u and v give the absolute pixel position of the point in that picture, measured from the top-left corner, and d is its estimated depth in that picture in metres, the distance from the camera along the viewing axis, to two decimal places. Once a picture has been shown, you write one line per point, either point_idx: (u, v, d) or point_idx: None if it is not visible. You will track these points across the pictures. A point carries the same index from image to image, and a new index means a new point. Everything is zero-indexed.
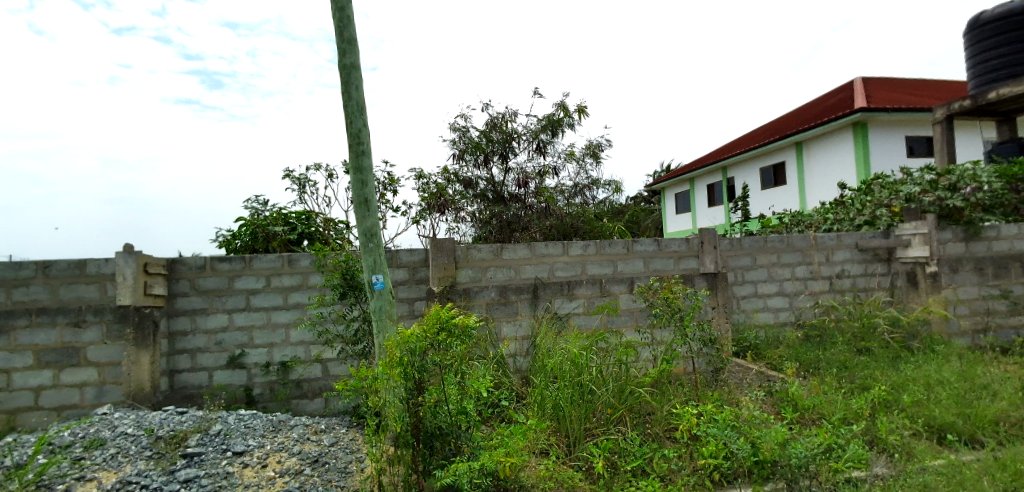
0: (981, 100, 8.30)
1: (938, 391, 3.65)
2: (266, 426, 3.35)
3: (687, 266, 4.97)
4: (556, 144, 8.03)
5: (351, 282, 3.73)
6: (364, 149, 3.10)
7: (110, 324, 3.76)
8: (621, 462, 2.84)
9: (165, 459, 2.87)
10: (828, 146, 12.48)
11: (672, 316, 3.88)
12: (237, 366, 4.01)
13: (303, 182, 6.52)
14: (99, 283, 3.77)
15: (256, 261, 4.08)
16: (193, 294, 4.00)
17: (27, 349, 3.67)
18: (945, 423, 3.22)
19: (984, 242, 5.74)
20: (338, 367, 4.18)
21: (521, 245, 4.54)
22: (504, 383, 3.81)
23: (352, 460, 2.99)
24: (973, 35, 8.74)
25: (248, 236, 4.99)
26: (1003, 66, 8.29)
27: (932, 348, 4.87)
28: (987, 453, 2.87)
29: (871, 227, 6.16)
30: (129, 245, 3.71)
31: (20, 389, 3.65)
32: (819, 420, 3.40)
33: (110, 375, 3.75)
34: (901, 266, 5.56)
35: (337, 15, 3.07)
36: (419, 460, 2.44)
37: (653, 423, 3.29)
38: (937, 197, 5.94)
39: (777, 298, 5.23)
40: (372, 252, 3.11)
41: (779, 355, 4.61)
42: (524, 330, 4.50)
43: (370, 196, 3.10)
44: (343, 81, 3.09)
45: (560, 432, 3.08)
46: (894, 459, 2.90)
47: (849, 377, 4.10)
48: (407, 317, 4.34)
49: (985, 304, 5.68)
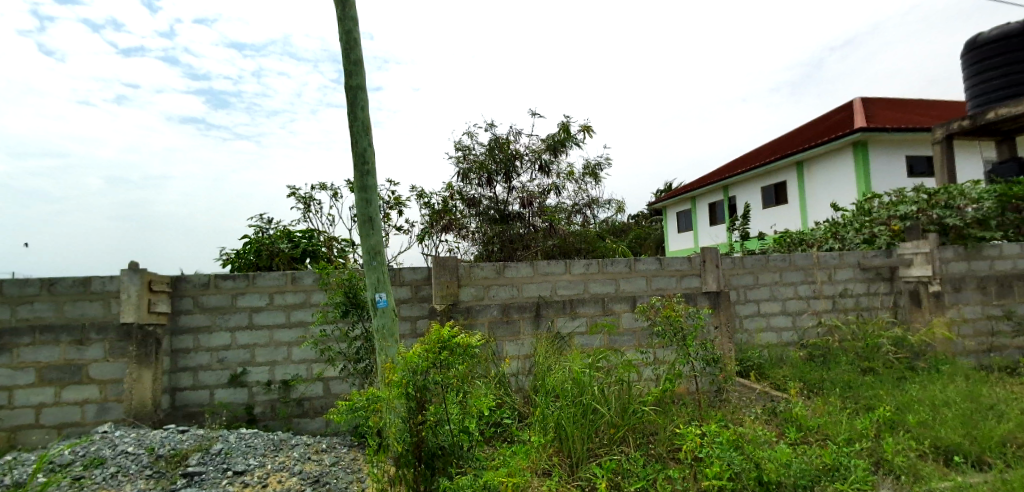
0: (979, 120, 8.37)
1: (943, 412, 3.62)
2: (267, 445, 3.34)
3: (689, 284, 4.96)
4: (558, 164, 8.11)
5: (353, 300, 3.76)
6: (367, 168, 3.14)
7: (113, 341, 3.77)
8: (624, 482, 2.80)
9: (165, 478, 2.87)
10: (829, 166, 12.54)
11: (674, 335, 3.87)
12: (238, 384, 4.01)
13: (308, 200, 6.57)
14: (103, 301, 3.79)
15: (259, 279, 4.10)
16: (196, 312, 4.01)
17: (30, 366, 3.68)
18: (951, 444, 3.18)
19: (986, 261, 5.73)
20: (340, 386, 4.17)
21: (523, 263, 4.56)
22: (506, 402, 3.81)
23: (353, 479, 2.96)
24: (971, 57, 8.86)
25: (251, 254, 5.03)
26: (1000, 87, 8.38)
27: (937, 368, 4.84)
28: (995, 475, 2.84)
29: (870, 245, 6.21)
30: (135, 263, 3.74)
31: (22, 407, 3.65)
32: (824, 440, 3.36)
33: (112, 392, 3.75)
34: (903, 285, 5.55)
35: (344, 38, 3.14)
36: (420, 481, 2.42)
37: (656, 443, 3.27)
38: (934, 216, 6.02)
39: (780, 317, 5.22)
40: (376, 270, 3.12)
41: (782, 375, 4.59)
42: (526, 349, 4.50)
43: (374, 214, 3.13)
44: (349, 101, 3.15)
45: (563, 451, 3.06)
46: (900, 481, 2.86)
47: (853, 397, 4.07)
48: (409, 335, 4.35)
49: (989, 323, 5.66)
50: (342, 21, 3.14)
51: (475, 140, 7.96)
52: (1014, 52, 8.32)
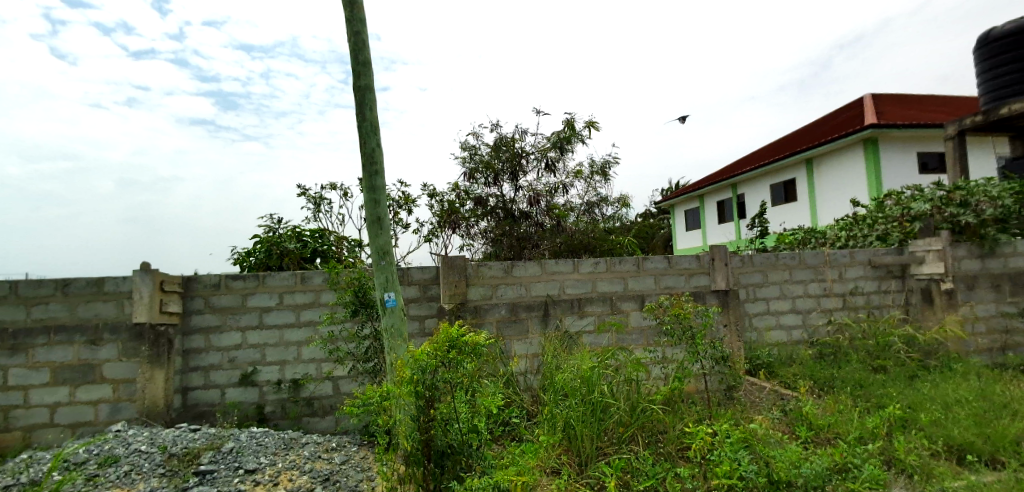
0: (991, 116, 8.30)
1: (956, 411, 3.58)
2: (277, 444, 3.36)
3: (698, 283, 4.94)
4: (565, 162, 8.10)
5: (363, 299, 3.80)
6: (376, 169, 3.16)
7: (126, 342, 3.82)
8: (633, 481, 2.80)
9: (178, 476, 2.90)
10: (839, 162, 12.42)
11: (683, 334, 3.89)
12: (249, 383, 4.04)
13: (318, 200, 6.61)
14: (116, 301, 3.84)
15: (269, 279, 4.13)
16: (207, 312, 4.04)
17: (44, 367, 3.73)
18: (964, 443, 3.15)
19: (1000, 259, 5.67)
20: (349, 385, 4.19)
21: (531, 262, 4.55)
22: (514, 401, 3.82)
23: (363, 478, 2.98)
24: (984, 51, 8.73)
25: (262, 254, 5.08)
26: (1013, 82, 8.26)
27: (950, 366, 4.79)
28: (1009, 473, 2.81)
29: (883, 242, 6.13)
30: (147, 264, 3.79)
31: (37, 407, 3.71)
32: (834, 439, 3.33)
33: (125, 392, 3.80)
34: (915, 283, 5.49)
35: (353, 39, 3.16)
36: (429, 479, 2.42)
37: (665, 442, 3.25)
38: (948, 214, 5.90)
39: (789, 316, 5.19)
40: (384, 270, 3.14)
41: (792, 374, 4.55)
42: (534, 348, 4.50)
43: (383, 214, 3.15)
44: (357, 102, 3.17)
45: (571, 450, 3.05)
46: (912, 480, 2.82)
47: (864, 396, 4.05)
48: (418, 334, 4.36)
49: (1003, 321, 5.59)
50: (350, 22, 3.16)
51: (481, 140, 7.96)
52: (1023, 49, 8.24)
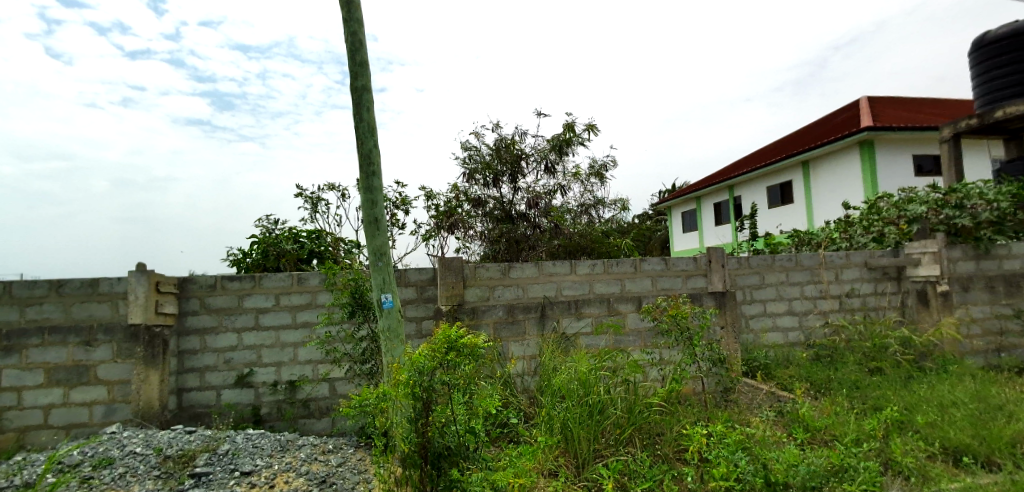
0: (986, 118, 8.35)
1: (952, 412, 3.59)
2: (274, 446, 3.34)
3: (695, 284, 4.95)
4: (564, 164, 8.11)
5: (360, 300, 3.79)
6: (373, 170, 3.14)
7: (120, 343, 3.80)
8: (631, 483, 2.80)
9: (174, 479, 2.89)
10: (836, 165, 12.46)
11: (680, 335, 3.90)
12: (245, 385, 4.02)
13: (316, 200, 6.59)
14: (111, 302, 3.82)
15: (265, 280, 4.11)
16: (203, 313, 4.02)
17: (38, 367, 3.71)
18: (960, 444, 3.17)
19: (995, 260, 5.69)
20: (345, 386, 4.17)
21: (529, 264, 4.55)
22: (511, 403, 3.82)
23: (359, 480, 2.97)
24: (979, 54, 8.78)
25: (259, 254, 5.07)
26: (1008, 85, 8.31)
27: (946, 368, 4.81)
28: (1005, 475, 2.81)
29: (878, 244, 6.19)
30: (142, 264, 3.77)
31: (31, 408, 3.68)
32: (830, 441, 3.35)
33: (120, 393, 3.78)
34: (911, 285, 5.51)
35: (350, 39, 3.15)
36: (427, 481, 2.41)
37: (662, 444, 3.25)
38: (944, 216, 5.95)
39: (786, 318, 5.20)
40: (381, 271, 3.13)
41: (788, 375, 4.57)
42: (531, 350, 4.48)
43: (380, 215, 3.14)
44: (354, 103, 3.15)
45: (569, 452, 3.04)
46: (909, 482, 2.83)
47: (861, 398, 4.05)
48: (415, 336, 4.36)
49: (998, 323, 5.62)
50: (347, 22, 3.15)
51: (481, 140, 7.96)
52: (1018, 51, 8.27)
